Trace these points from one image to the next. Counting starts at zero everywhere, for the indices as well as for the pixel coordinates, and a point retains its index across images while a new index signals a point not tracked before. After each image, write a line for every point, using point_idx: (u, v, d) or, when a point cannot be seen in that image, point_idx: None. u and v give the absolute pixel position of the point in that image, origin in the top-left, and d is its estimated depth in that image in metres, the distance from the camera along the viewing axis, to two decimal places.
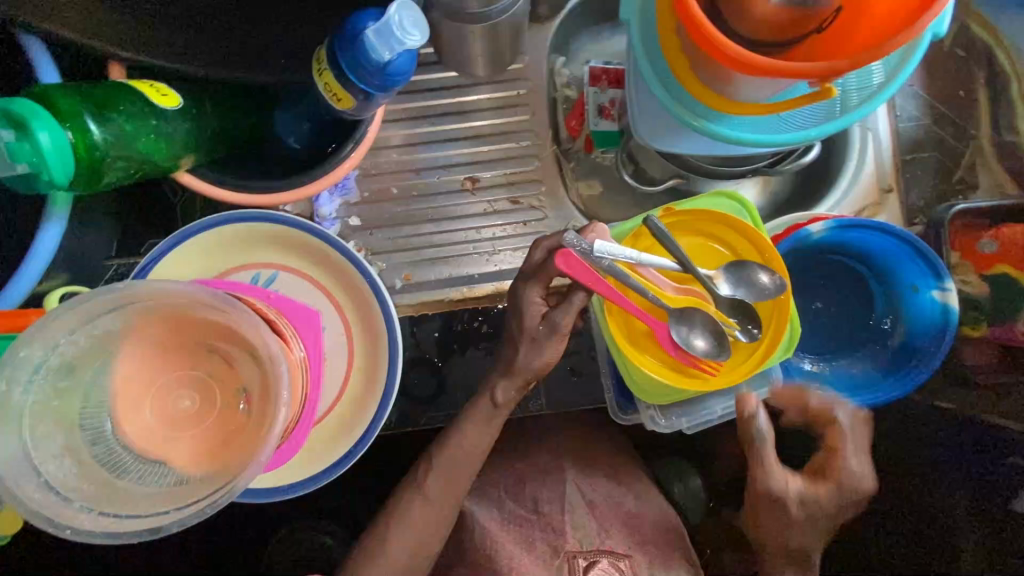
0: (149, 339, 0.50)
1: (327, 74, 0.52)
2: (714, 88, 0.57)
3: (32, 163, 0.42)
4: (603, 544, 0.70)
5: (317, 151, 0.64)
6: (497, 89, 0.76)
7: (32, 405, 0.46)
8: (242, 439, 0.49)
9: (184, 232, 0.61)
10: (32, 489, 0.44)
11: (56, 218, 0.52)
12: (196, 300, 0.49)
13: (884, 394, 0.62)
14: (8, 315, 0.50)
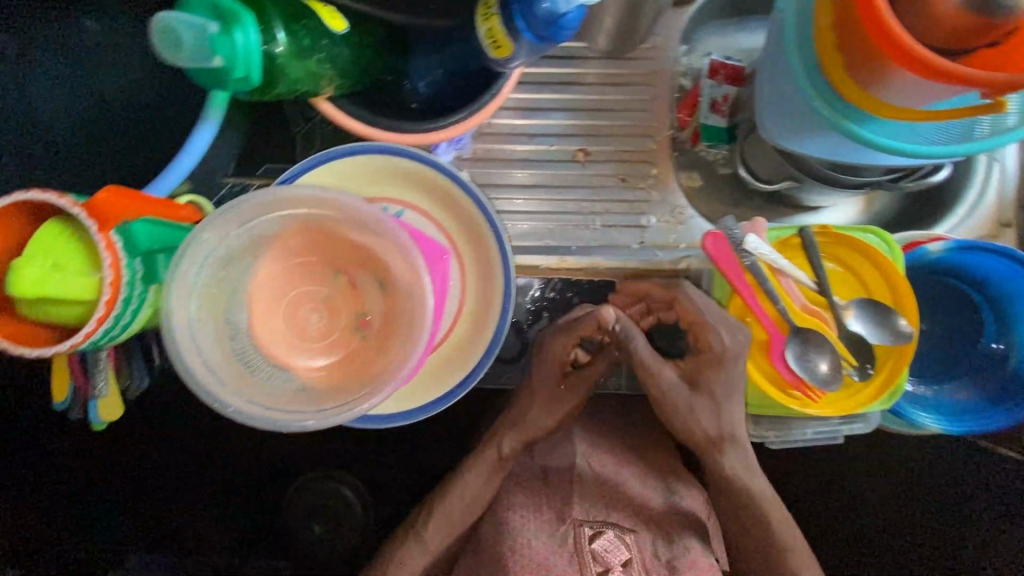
0: (297, 248, 0.51)
1: (494, 19, 0.53)
2: (866, 86, 0.57)
3: (229, 59, 0.43)
4: (611, 517, 0.69)
5: (445, 97, 0.64)
6: (623, 67, 0.77)
7: (200, 287, 0.49)
8: (373, 359, 0.51)
9: (315, 158, 0.62)
10: (195, 364, 0.48)
11: (210, 119, 0.55)
12: (352, 217, 0.51)
13: (995, 421, 0.61)
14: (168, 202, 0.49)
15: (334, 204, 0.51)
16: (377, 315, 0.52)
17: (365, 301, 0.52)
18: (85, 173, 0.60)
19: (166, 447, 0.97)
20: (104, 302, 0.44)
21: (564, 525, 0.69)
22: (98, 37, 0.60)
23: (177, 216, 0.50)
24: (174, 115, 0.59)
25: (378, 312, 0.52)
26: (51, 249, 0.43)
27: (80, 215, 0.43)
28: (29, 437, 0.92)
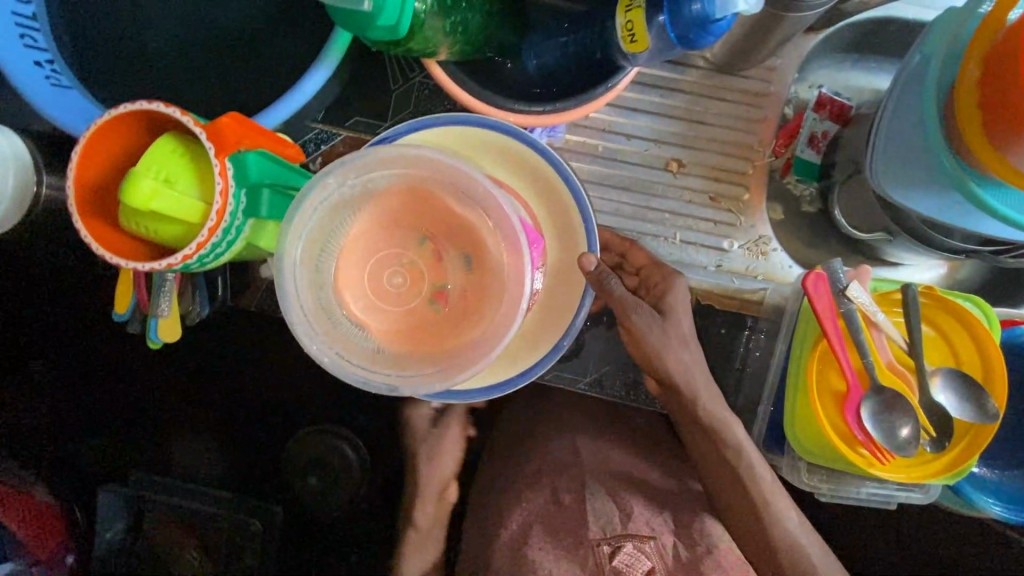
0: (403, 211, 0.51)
1: (638, 12, 0.51)
2: (1002, 151, 0.54)
3: (378, 4, 0.42)
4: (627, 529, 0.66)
5: (552, 79, 0.63)
6: (735, 82, 0.73)
7: (308, 231, 0.48)
8: (459, 331, 0.50)
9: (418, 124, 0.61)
10: (293, 307, 0.48)
11: (327, 62, 0.55)
12: (465, 186, 0.50)
13: None
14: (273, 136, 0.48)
15: (452, 171, 0.50)
16: (470, 289, 0.51)
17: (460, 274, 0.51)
18: (210, 96, 0.64)
19: (198, 369, 1.00)
20: (207, 227, 0.42)
21: (580, 546, 0.65)
22: None
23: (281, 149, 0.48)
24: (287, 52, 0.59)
25: (471, 287, 0.51)
26: (163, 161, 0.42)
27: (200, 134, 0.42)
28: (74, 331, 0.95)
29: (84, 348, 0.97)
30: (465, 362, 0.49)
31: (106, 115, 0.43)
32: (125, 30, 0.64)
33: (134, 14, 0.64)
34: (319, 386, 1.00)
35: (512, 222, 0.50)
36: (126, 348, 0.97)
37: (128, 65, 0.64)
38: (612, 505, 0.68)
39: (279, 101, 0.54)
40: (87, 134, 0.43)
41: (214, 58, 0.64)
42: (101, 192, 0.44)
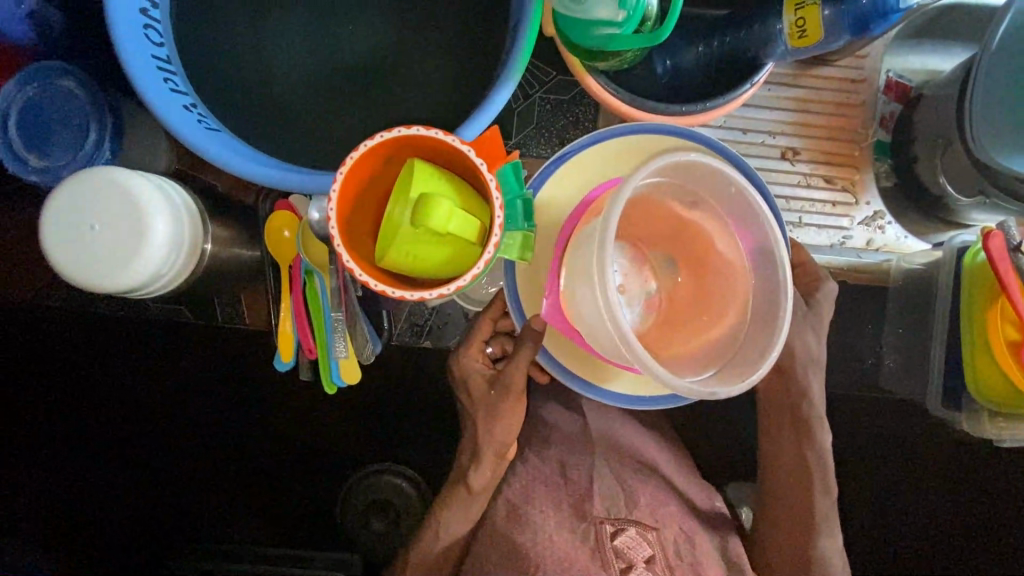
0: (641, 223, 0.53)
1: (813, 9, 0.55)
2: None
3: (627, 17, 0.46)
4: (631, 514, 0.71)
5: (684, 80, 0.65)
6: (836, 71, 0.78)
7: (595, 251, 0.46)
8: (710, 332, 0.51)
9: (611, 131, 0.60)
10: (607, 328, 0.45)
11: (511, 79, 0.55)
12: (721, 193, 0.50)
13: None
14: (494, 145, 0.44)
15: (717, 178, 0.49)
16: (715, 293, 0.52)
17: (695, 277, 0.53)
18: (354, 121, 0.61)
19: (286, 416, 0.95)
20: (491, 244, 0.41)
21: (585, 522, 0.70)
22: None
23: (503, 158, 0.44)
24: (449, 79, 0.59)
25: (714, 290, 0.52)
26: (434, 187, 0.41)
27: (470, 154, 0.41)
28: (157, 385, 0.92)
29: (172, 404, 0.93)
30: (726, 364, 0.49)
31: (363, 148, 0.41)
32: (255, 60, 0.60)
33: (263, 42, 0.60)
34: (418, 424, 0.96)
35: (773, 226, 0.48)
36: (216, 403, 0.93)
37: (261, 96, 0.60)
38: (618, 487, 0.74)
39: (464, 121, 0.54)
40: (341, 172, 0.41)
41: (353, 83, 0.61)
42: (353, 230, 0.43)
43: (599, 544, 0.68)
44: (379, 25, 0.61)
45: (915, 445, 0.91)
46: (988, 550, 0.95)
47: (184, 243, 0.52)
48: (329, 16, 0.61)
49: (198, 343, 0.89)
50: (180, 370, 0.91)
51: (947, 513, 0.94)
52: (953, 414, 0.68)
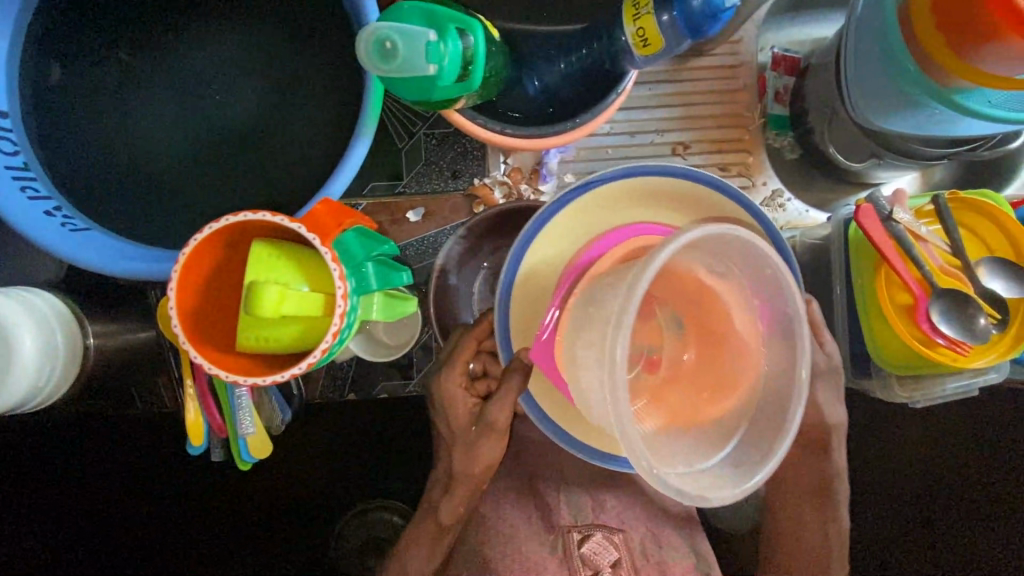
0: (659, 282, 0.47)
1: (648, 19, 0.55)
2: (963, 53, 0.61)
3: (441, 67, 0.43)
4: (597, 519, 0.75)
5: (555, 97, 0.67)
6: (713, 61, 0.79)
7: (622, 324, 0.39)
8: (717, 418, 0.45)
9: (612, 170, 0.55)
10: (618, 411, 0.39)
11: (367, 133, 0.54)
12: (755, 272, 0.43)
13: None
14: (338, 209, 0.44)
15: (759, 258, 0.42)
16: (729, 378, 0.45)
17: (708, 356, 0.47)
18: (233, 192, 0.62)
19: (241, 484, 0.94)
20: (336, 314, 0.41)
21: (553, 531, 0.73)
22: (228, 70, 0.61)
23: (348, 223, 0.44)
24: (317, 142, 0.61)
25: (728, 375, 0.46)
26: (271, 268, 0.41)
27: (301, 230, 0.41)
28: (103, 476, 0.91)
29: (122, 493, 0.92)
30: (732, 458, 0.44)
31: (199, 237, 0.41)
32: (123, 149, 0.61)
33: (128, 129, 0.61)
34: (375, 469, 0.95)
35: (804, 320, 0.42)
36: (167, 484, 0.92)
37: (135, 183, 0.61)
38: (585, 497, 0.78)
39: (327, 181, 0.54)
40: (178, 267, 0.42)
41: (228, 155, 0.62)
42: (201, 321, 0.43)
43: (567, 552, 0.71)
44: (244, 95, 0.62)
45: (858, 407, 0.93)
46: (949, 495, 0.97)
47: (43, 364, 0.57)
48: (193, 95, 0.62)
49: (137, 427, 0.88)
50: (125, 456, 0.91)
51: (904, 466, 0.96)
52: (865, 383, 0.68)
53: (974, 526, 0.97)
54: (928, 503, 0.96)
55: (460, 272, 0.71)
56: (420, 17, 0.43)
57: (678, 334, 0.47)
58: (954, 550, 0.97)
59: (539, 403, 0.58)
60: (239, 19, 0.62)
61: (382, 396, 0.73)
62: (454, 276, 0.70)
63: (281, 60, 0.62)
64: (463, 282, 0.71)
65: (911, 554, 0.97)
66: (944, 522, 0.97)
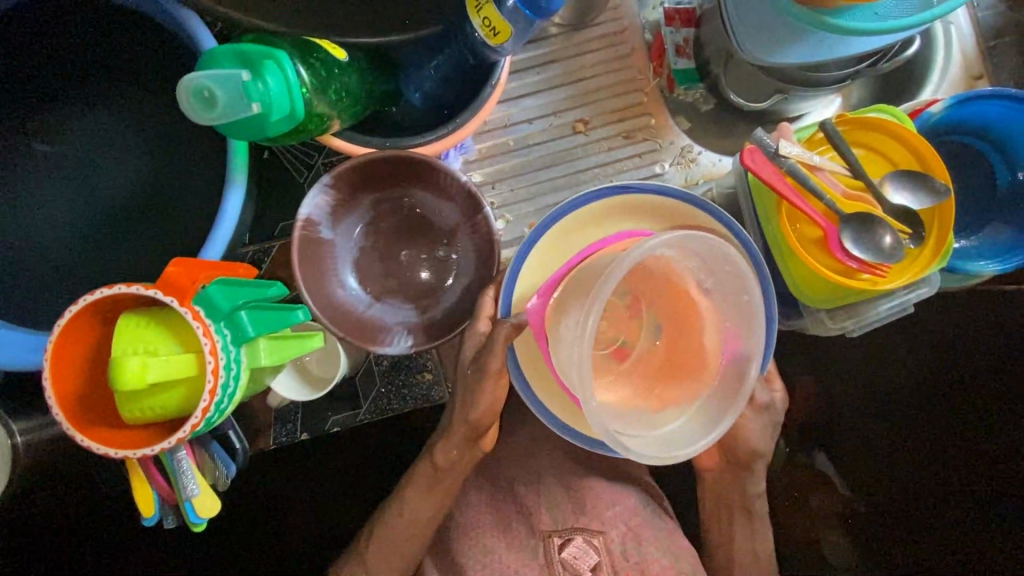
0: (644, 279, 0.54)
1: (489, 8, 0.55)
2: None
3: (266, 103, 0.43)
4: (577, 522, 0.75)
5: (439, 102, 0.68)
6: (596, 33, 0.78)
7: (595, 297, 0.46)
8: (667, 405, 0.52)
9: (640, 183, 0.61)
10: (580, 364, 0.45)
11: (238, 182, 0.54)
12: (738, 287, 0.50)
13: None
14: (195, 265, 0.44)
15: (741, 282, 0.48)
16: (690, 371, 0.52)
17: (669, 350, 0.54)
18: (135, 259, 0.62)
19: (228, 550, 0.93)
20: (209, 371, 0.41)
21: (536, 536, 0.75)
22: (114, 148, 0.63)
23: (204, 277, 0.44)
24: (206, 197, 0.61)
25: (688, 373, 0.52)
26: (138, 340, 0.41)
27: (156, 295, 0.41)
28: None
29: None
30: (673, 437, 0.50)
31: (62, 321, 0.41)
32: (17, 237, 0.61)
33: (19, 215, 0.61)
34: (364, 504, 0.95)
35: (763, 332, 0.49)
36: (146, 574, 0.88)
37: (28, 277, 0.60)
38: (566, 496, 0.76)
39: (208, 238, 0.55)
40: (48, 369, 0.42)
41: (127, 223, 0.63)
42: (88, 405, 0.43)
43: (547, 558, 0.73)
44: (131, 168, 0.63)
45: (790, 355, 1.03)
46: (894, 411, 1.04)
47: None
48: (76, 178, 0.63)
49: (105, 519, 0.86)
50: (97, 557, 0.87)
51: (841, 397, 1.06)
52: (797, 323, 0.68)
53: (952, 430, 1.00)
54: (869, 422, 1.06)
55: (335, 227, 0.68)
56: (234, 61, 0.43)
57: (652, 334, 0.55)
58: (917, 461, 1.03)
59: (519, 363, 0.62)
60: (113, 88, 0.62)
61: (337, 428, 0.73)
62: (326, 231, 0.67)
63: (164, 123, 0.63)
64: (340, 237, 0.68)
65: (872, 459, 1.06)
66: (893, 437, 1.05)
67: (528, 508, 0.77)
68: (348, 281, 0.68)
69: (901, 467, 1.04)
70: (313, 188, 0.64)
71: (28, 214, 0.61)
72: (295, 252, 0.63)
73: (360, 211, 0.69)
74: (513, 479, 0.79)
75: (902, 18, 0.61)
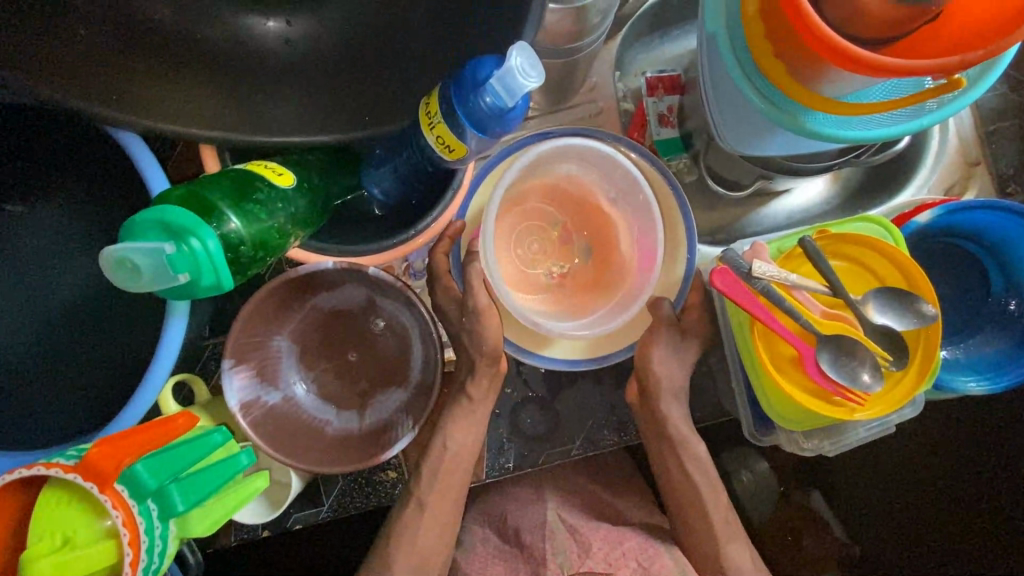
0: (569, 206, 0.70)
1: (441, 127, 0.52)
2: (804, 82, 0.55)
3: (195, 272, 0.41)
4: (583, 566, 0.72)
5: (402, 199, 0.65)
6: (570, 114, 0.76)
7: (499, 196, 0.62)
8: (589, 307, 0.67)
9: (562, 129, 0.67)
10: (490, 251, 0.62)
11: (178, 312, 0.52)
12: (632, 198, 0.66)
13: (1016, 374, 0.58)
14: (114, 442, 0.42)
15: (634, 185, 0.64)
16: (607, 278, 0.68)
17: (596, 265, 0.69)
18: (85, 366, 0.59)
19: None
20: (127, 564, 0.40)
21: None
22: (67, 252, 0.61)
23: (124, 458, 0.41)
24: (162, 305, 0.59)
25: (604, 280, 0.68)
26: (59, 521, 0.40)
27: (76, 480, 0.40)
28: None
29: None
30: (590, 323, 0.65)
31: None
32: None
33: None
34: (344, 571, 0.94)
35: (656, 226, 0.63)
36: None
37: None
38: (571, 540, 0.74)
39: (141, 383, 0.53)
40: None
41: (81, 329, 0.60)
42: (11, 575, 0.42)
43: None
44: (84, 272, 0.61)
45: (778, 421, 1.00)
46: (883, 471, 1.03)
47: None
48: (23, 282, 0.60)
49: None
50: None
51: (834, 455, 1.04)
52: (771, 437, 0.65)
53: (932, 489, 1.02)
54: (864, 481, 1.04)
55: (274, 388, 0.66)
56: (157, 231, 0.40)
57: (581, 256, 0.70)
58: (900, 519, 1.03)
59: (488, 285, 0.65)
60: (58, 193, 0.60)
61: (298, 525, 0.71)
62: (269, 396, 0.65)
63: (109, 227, 0.60)
64: (283, 390, 0.67)
65: (869, 516, 1.04)
66: (881, 498, 1.03)
67: (535, 557, 0.74)
68: (312, 411, 0.68)
69: (892, 527, 1.03)
70: (227, 378, 0.62)
71: None
72: (261, 442, 0.62)
73: (287, 354, 0.68)
74: (505, 547, 0.76)
75: (890, 128, 0.56)
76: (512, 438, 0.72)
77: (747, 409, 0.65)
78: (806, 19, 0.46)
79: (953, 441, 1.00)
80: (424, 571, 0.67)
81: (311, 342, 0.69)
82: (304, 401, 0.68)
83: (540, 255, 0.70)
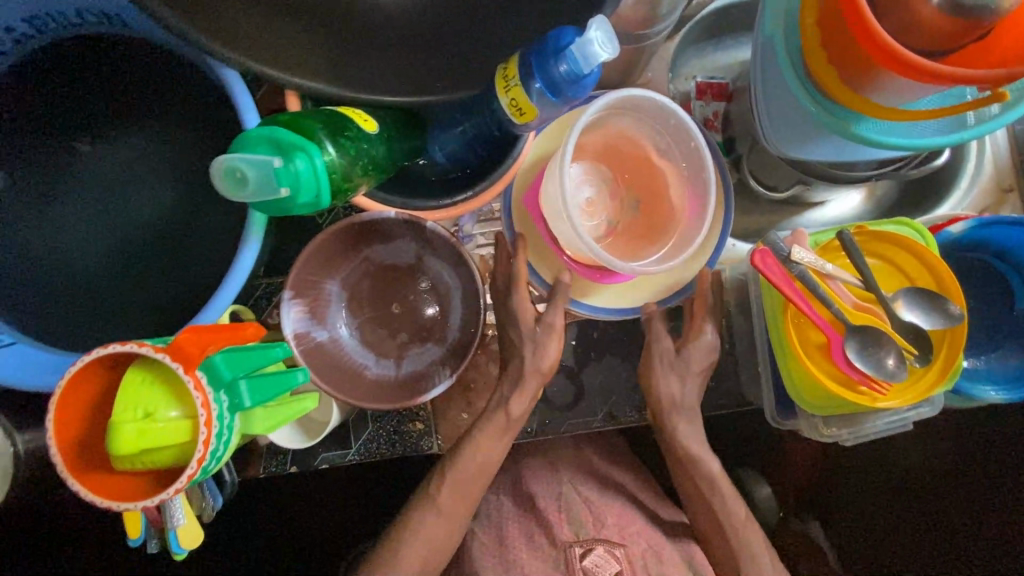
0: (617, 163, 0.69)
1: (517, 91, 0.56)
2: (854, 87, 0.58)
3: (295, 186, 0.45)
4: (599, 534, 0.76)
5: (464, 162, 0.69)
6: None
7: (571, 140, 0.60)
8: (646, 255, 0.66)
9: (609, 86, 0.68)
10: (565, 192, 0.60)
11: (255, 235, 0.54)
12: (681, 145, 0.64)
13: None
14: (198, 334, 0.46)
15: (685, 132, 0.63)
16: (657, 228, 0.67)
17: (645, 217, 0.69)
18: (154, 285, 0.64)
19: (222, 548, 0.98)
20: (200, 441, 0.43)
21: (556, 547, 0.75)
22: (148, 180, 0.66)
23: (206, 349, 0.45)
24: (230, 235, 0.63)
25: (653, 232, 0.67)
26: (142, 398, 0.43)
27: (164, 359, 0.43)
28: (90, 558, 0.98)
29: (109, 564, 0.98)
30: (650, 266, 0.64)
31: (76, 367, 0.44)
32: (44, 254, 0.63)
33: (48, 234, 0.63)
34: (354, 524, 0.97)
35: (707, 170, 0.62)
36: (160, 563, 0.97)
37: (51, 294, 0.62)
38: (586, 513, 0.77)
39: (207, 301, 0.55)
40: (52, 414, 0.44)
41: (153, 251, 0.65)
42: (87, 447, 0.45)
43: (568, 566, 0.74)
44: (160, 199, 0.65)
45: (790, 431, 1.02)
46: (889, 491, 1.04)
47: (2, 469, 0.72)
48: (106, 204, 0.65)
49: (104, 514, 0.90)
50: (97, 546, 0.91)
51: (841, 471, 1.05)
52: (791, 424, 0.67)
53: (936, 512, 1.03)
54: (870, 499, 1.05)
55: (323, 324, 0.70)
56: (267, 146, 0.45)
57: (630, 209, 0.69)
58: (902, 540, 1.04)
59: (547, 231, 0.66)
60: (146, 123, 0.65)
61: (325, 466, 0.74)
62: (317, 332, 0.69)
63: (192, 159, 0.65)
64: (330, 327, 0.71)
65: (870, 535, 1.05)
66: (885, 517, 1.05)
67: (548, 521, 0.77)
68: (355, 353, 0.72)
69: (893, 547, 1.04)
70: (284, 308, 0.66)
71: (57, 234, 0.63)
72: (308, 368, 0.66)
73: (336, 294, 0.72)
74: (518, 512, 0.79)
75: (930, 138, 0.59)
76: (537, 404, 0.75)
77: (770, 396, 0.68)
78: (867, 22, 0.50)
79: (960, 466, 1.02)
80: (444, 518, 0.71)
81: (357, 290, 0.73)
82: (347, 342, 0.72)
83: (594, 206, 0.68)
